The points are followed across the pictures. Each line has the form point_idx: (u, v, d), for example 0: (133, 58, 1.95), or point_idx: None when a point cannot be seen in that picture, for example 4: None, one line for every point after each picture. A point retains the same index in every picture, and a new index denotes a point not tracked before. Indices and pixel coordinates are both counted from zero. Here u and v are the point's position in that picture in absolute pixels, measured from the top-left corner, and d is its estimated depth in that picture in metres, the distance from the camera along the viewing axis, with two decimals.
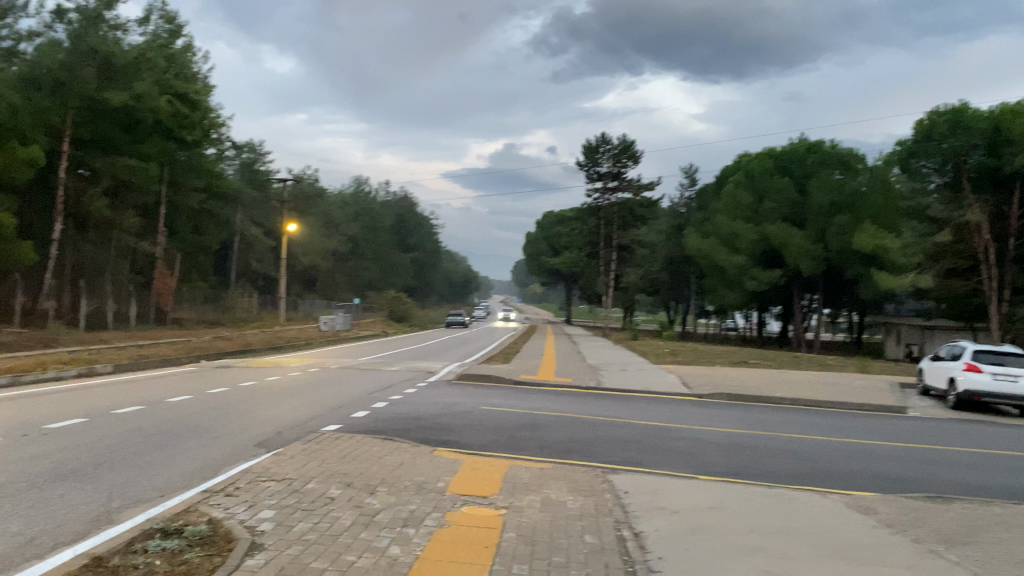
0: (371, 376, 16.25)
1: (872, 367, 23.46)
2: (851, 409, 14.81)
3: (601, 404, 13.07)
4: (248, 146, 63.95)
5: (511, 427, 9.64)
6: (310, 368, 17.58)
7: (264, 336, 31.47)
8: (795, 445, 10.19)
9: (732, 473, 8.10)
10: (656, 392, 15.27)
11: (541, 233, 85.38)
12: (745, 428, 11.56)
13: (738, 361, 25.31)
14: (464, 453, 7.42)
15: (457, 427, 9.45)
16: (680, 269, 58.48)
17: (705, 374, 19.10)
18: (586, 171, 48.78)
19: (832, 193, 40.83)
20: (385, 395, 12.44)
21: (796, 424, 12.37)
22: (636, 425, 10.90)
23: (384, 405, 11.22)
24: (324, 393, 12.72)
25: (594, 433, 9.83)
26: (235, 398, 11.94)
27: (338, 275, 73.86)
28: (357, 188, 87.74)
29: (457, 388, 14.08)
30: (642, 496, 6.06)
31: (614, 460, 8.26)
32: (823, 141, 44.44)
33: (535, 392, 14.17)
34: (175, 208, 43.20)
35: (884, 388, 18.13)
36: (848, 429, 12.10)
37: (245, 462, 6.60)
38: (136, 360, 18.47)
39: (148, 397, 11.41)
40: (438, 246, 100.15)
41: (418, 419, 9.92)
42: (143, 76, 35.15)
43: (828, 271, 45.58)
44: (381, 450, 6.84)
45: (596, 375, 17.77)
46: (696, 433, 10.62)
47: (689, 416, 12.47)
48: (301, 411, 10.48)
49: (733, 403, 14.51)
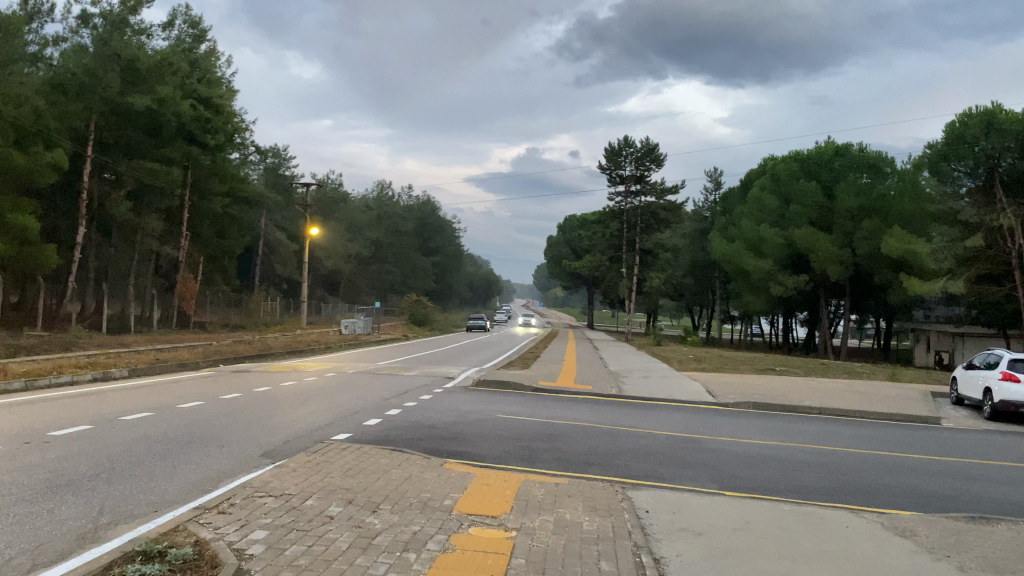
0: (387, 381, 15.98)
1: (902, 375, 22.83)
2: (881, 419, 14.30)
3: (622, 413, 12.70)
4: (272, 151, 64.22)
5: (528, 437, 9.30)
6: (326, 373, 17.37)
7: (284, 340, 31.36)
8: (824, 458, 9.76)
9: (759, 489, 7.69)
10: (678, 400, 14.85)
11: (564, 237, 84.94)
12: (773, 439, 11.11)
13: (763, 368, 24.78)
14: (477, 466, 7.09)
15: (472, 436, 9.13)
16: (704, 274, 57.79)
17: (729, 382, 18.61)
18: (608, 175, 48.33)
19: (860, 197, 40.06)
20: (400, 402, 12.15)
21: (825, 434, 11.91)
22: (658, 435, 10.52)
23: (398, 412, 10.93)
24: (339, 400, 12.46)
25: (614, 444, 9.47)
26: (247, 404, 11.71)
27: (360, 278, 73.94)
28: (380, 193, 87.85)
29: (472, 395, 13.76)
30: (663, 516, 5.70)
31: (635, 473, 7.89)
32: (851, 145, 43.70)
33: (553, 400, 13.82)
34: (198, 212, 43.34)
35: (915, 397, 17.56)
36: (880, 441, 11.61)
37: (247, 474, 6.31)
38: (152, 364, 18.35)
39: (158, 402, 11.20)
40: (460, 250, 100.06)
41: (431, 428, 9.60)
42: (166, 81, 35.31)
43: (855, 276, 44.76)
44: (389, 463, 6.54)
45: (618, 382, 17.38)
46: (721, 444, 10.22)
47: (713, 426, 12.06)
48: (313, 419, 10.21)
49: (760, 412, 14.05)
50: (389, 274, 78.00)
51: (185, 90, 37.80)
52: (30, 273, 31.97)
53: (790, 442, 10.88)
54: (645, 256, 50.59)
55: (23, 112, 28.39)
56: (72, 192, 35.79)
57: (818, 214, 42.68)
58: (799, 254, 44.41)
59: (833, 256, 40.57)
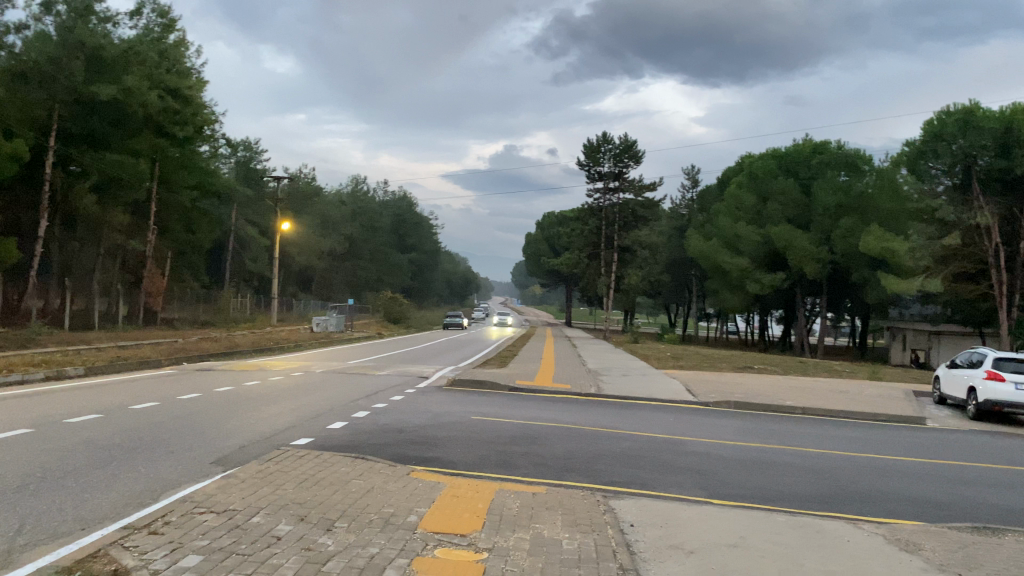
0: (358, 380, 15.38)
1: (882, 374, 22.59)
2: (866, 419, 13.95)
3: (600, 413, 12.23)
4: (244, 144, 63.11)
5: (504, 441, 8.78)
6: (293, 372, 16.70)
7: (253, 337, 30.55)
8: (812, 461, 9.34)
9: (749, 497, 7.22)
10: (658, 400, 14.38)
11: (541, 234, 84.50)
12: (758, 441, 10.68)
13: (742, 366, 24.45)
14: (446, 474, 6.56)
15: (444, 440, 8.60)
16: (681, 272, 57.65)
17: (710, 380, 18.22)
18: (586, 171, 47.92)
19: (838, 195, 39.97)
20: (369, 403, 11.55)
21: (810, 436, 11.49)
22: (639, 437, 10.04)
23: (367, 414, 10.36)
24: (305, 400, 11.85)
25: (594, 447, 8.97)
26: (207, 405, 11.06)
27: (334, 275, 73.01)
28: (355, 189, 86.84)
29: (446, 395, 13.20)
30: (650, 532, 5.21)
31: (618, 480, 7.38)
32: (828, 142, 43.73)
33: (529, 399, 13.28)
34: (167, 206, 42.32)
35: (897, 396, 17.27)
36: (867, 443, 11.22)
37: (192, 484, 5.69)
38: (113, 362, 17.60)
39: (109, 404, 10.47)
40: (436, 246, 99.31)
41: (400, 431, 9.02)
42: (133, 71, 34.31)
43: (833, 274, 44.79)
44: (350, 472, 5.97)
45: (596, 381, 16.93)
46: (704, 446, 9.76)
47: (695, 426, 11.61)
48: (276, 421, 9.61)
49: (742, 412, 13.64)
50: (365, 271, 77.06)
51: (153, 80, 36.90)
52: None
53: (776, 444, 10.47)
54: (623, 253, 50.24)
55: None
56: (34, 183, 34.68)
57: (795, 212, 42.57)
58: (777, 252, 44.32)
59: (811, 254, 40.45)
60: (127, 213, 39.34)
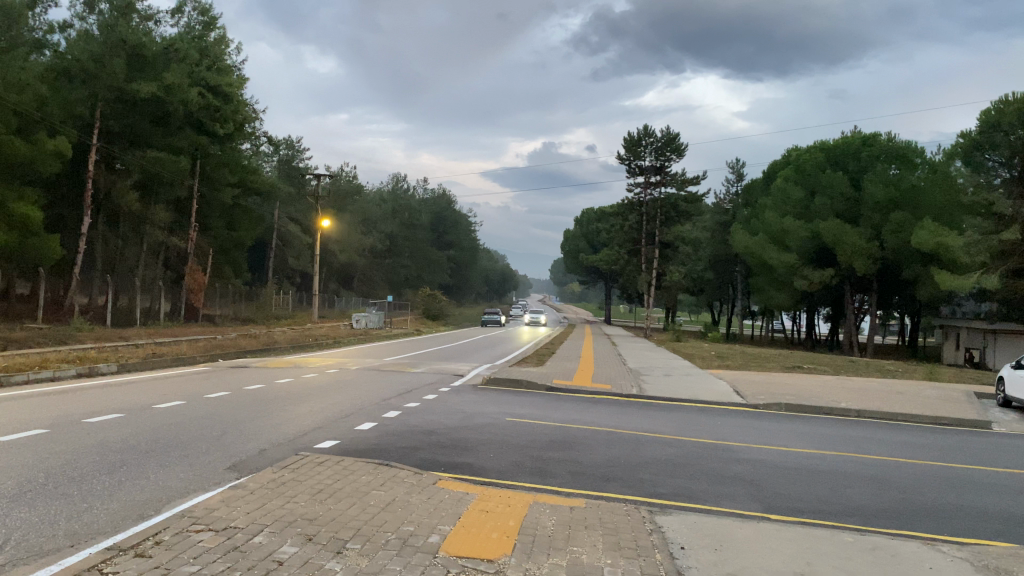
0: (392, 379, 14.94)
1: (941, 374, 21.48)
2: (927, 423, 13.09)
3: (643, 414, 11.61)
4: (286, 142, 63.48)
5: (539, 445, 8.24)
6: (327, 370, 16.33)
7: (291, 334, 30.41)
8: (874, 470, 8.62)
9: (809, 512, 6.56)
10: (704, 401, 13.69)
11: (581, 230, 83.70)
12: (813, 446, 9.98)
13: (790, 366, 23.54)
14: (476, 484, 6.04)
15: (476, 444, 8.08)
16: (725, 268, 56.48)
17: (758, 381, 17.43)
18: (627, 165, 47.08)
19: (889, 188, 38.60)
20: (400, 403, 11.09)
21: (870, 441, 10.71)
22: (685, 442, 9.41)
23: (397, 414, 9.89)
24: (334, 400, 11.43)
25: (636, 453, 8.37)
26: (233, 404, 10.70)
27: (375, 273, 73.14)
28: (395, 186, 87.02)
29: (481, 395, 12.69)
30: (703, 557, 4.61)
31: (663, 492, 6.77)
32: (878, 134, 42.39)
33: (568, 400, 12.71)
34: (209, 203, 42.62)
35: (958, 398, 16.33)
36: (932, 449, 10.43)
37: (200, 495, 5.27)
38: (147, 358, 17.42)
39: (134, 402, 10.16)
40: (475, 244, 98.98)
41: (429, 434, 8.52)
42: (173, 68, 34.53)
43: (883, 271, 43.37)
44: (370, 482, 5.47)
45: (638, 381, 16.26)
46: (756, 453, 9.10)
47: (745, 430, 10.91)
48: (301, 422, 9.19)
49: (792, 415, 12.91)
50: (405, 269, 77.05)
51: (194, 78, 37.17)
52: (33, 265, 31.15)
53: (834, 451, 9.73)
54: (665, 249, 49.37)
55: (25, 99, 27.51)
56: (79, 181, 35.12)
57: (843, 206, 41.26)
58: (824, 248, 43.04)
59: (861, 250, 39.08)
60: (168, 210, 39.67)
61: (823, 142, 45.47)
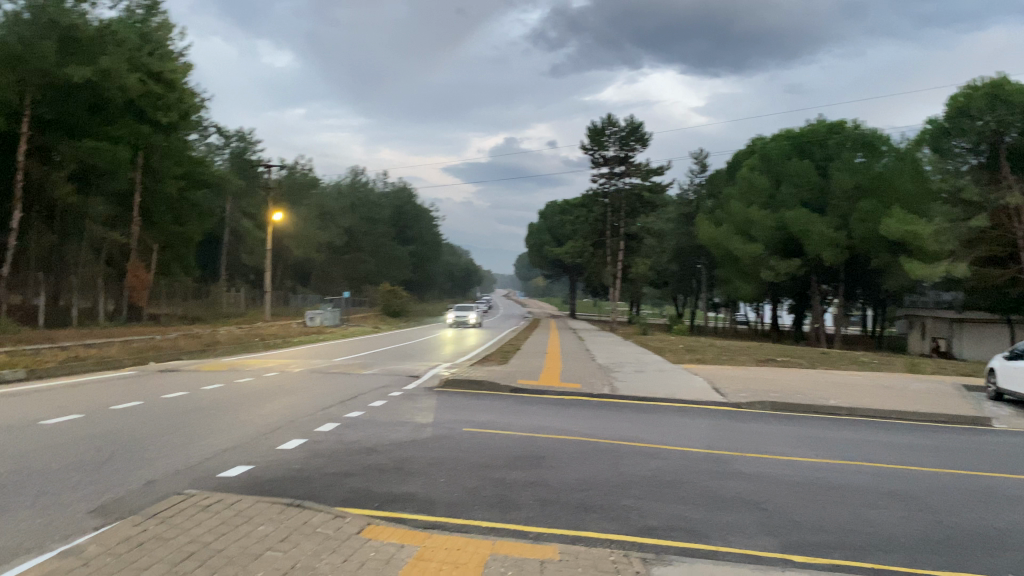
0: (339, 383, 13.39)
1: (921, 366, 20.50)
2: (922, 421, 12.00)
3: (618, 419, 10.27)
4: (238, 134, 61.27)
5: (502, 466, 6.84)
6: (268, 373, 14.73)
7: (238, 333, 28.63)
8: (892, 484, 7.36)
9: (840, 550, 5.22)
10: (682, 401, 12.42)
11: (544, 223, 82.48)
12: (815, 454, 8.69)
13: (765, 359, 22.43)
14: (416, 531, 4.58)
15: (424, 466, 6.66)
16: (689, 260, 55.66)
17: (736, 376, 16.23)
18: (591, 155, 45.86)
19: (856, 176, 37.93)
20: (340, 412, 9.60)
21: (871, 444, 9.53)
22: (674, 454, 8.08)
23: (334, 427, 8.44)
24: (266, 409, 9.90)
25: (617, 471, 6.99)
26: (145, 417, 9.11)
27: (333, 268, 71.14)
28: (354, 180, 84.87)
29: (436, 400, 11.23)
30: None
31: (657, 527, 5.37)
32: (844, 122, 41.82)
33: (533, 403, 11.33)
34: (152, 196, 40.35)
35: (946, 392, 15.32)
36: (942, 452, 9.25)
37: (26, 562, 3.80)
38: (65, 364, 15.59)
39: (14, 418, 8.47)
40: (437, 238, 97.20)
41: (368, 453, 7.08)
42: (111, 53, 32.37)
43: (850, 261, 42.77)
44: (269, 537, 4.04)
45: (609, 379, 14.94)
46: (754, 465, 7.80)
47: (737, 435, 9.62)
48: (217, 440, 7.67)
49: (780, 415, 11.70)
50: (364, 264, 75.06)
51: (134, 64, 35.15)
52: None
53: (843, 459, 8.47)
54: (630, 241, 48.33)
55: None
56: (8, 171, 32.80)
57: (811, 195, 40.50)
58: (791, 237, 42.28)
59: (829, 240, 38.29)
60: (107, 204, 37.42)
61: (788, 131, 44.86)
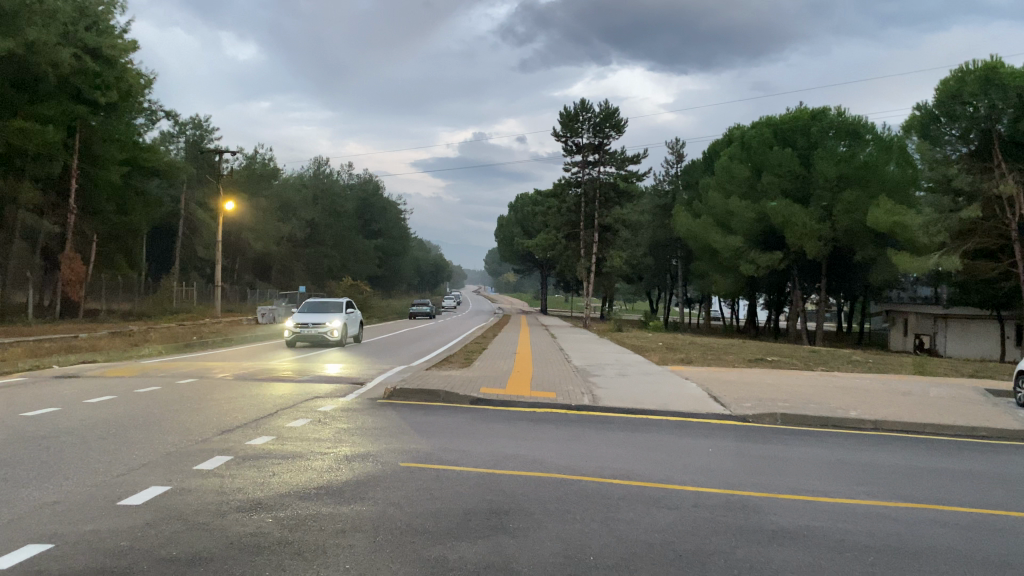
0: (261, 392, 11.05)
1: (926, 367, 18.56)
2: (963, 436, 9.99)
3: (603, 442, 8.09)
4: (193, 121, 58.30)
5: (446, 536, 4.60)
6: (179, 381, 12.25)
7: (173, 330, 26.03)
8: (991, 546, 5.23)
9: None
10: (677, 414, 10.35)
11: (514, 217, 80.50)
12: (868, 493, 6.55)
13: (753, 359, 20.44)
14: None
15: (331, 540, 4.38)
16: (665, 253, 53.93)
17: (731, 381, 14.16)
18: (563, 142, 43.74)
19: (839, 165, 36.12)
20: (241, 440, 7.25)
21: (926, 475, 7.44)
22: (685, 500, 5.88)
23: (221, 466, 6.17)
24: (144, 436, 7.50)
25: (614, 536, 4.81)
26: None
27: (294, 262, 68.40)
28: (318, 170, 82.09)
29: (377, 418, 8.98)
30: None
31: None
32: (827, 108, 39.92)
33: (496, 420, 9.14)
34: (92, 183, 37.24)
35: (970, 398, 13.34)
36: (1017, 484, 7.20)
37: None
38: None
39: None
40: (404, 233, 94.55)
41: (248, 514, 4.82)
42: (39, 24, 29.34)
43: (833, 254, 41.13)
44: None
45: (587, 385, 12.77)
46: (798, 517, 5.66)
47: (758, 465, 7.49)
48: (40, 490, 5.31)
49: (797, 433, 9.62)
50: (328, 258, 72.36)
51: (68, 39, 32.31)
52: None
53: (904, 500, 6.36)
54: (604, 233, 46.41)
55: None
56: None
57: (792, 185, 38.69)
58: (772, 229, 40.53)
59: (811, 232, 36.52)
60: (36, 188, 34.27)
61: (769, 118, 43.12)
